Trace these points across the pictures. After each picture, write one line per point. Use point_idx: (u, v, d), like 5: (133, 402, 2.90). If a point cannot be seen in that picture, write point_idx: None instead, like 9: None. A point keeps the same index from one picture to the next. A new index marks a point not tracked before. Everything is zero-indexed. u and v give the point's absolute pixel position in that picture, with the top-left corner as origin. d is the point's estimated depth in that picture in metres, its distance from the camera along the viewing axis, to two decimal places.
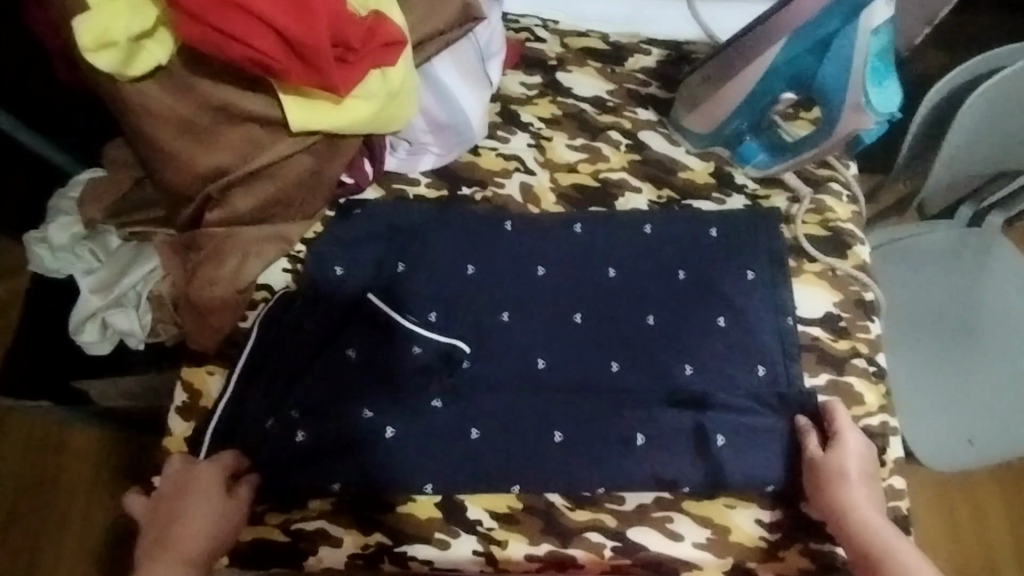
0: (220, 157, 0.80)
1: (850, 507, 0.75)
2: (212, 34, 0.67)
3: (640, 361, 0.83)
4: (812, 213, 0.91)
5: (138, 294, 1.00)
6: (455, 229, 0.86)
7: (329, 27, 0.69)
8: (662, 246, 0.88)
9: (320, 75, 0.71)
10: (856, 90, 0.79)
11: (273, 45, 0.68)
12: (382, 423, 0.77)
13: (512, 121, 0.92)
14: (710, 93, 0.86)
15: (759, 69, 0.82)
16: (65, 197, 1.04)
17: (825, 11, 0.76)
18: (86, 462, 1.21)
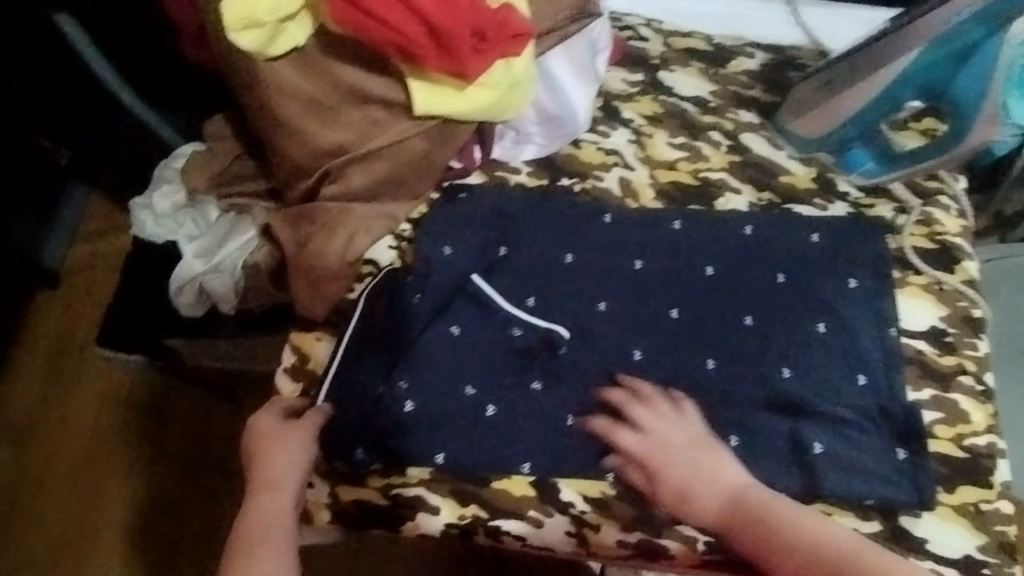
0: (341, 135, 0.84)
1: (689, 498, 0.75)
2: (363, 18, 0.73)
3: (736, 361, 0.83)
4: (919, 225, 0.89)
5: (234, 264, 1.03)
6: (557, 218, 0.87)
7: (469, 15, 0.73)
8: (763, 247, 0.87)
9: (453, 61, 0.75)
10: (993, 101, 0.79)
11: (415, 30, 0.73)
12: (484, 400, 0.79)
13: (614, 117, 0.92)
14: (829, 98, 0.87)
15: (888, 76, 0.82)
16: (168, 167, 1.08)
17: (969, 20, 0.76)
18: (156, 421, 1.23)
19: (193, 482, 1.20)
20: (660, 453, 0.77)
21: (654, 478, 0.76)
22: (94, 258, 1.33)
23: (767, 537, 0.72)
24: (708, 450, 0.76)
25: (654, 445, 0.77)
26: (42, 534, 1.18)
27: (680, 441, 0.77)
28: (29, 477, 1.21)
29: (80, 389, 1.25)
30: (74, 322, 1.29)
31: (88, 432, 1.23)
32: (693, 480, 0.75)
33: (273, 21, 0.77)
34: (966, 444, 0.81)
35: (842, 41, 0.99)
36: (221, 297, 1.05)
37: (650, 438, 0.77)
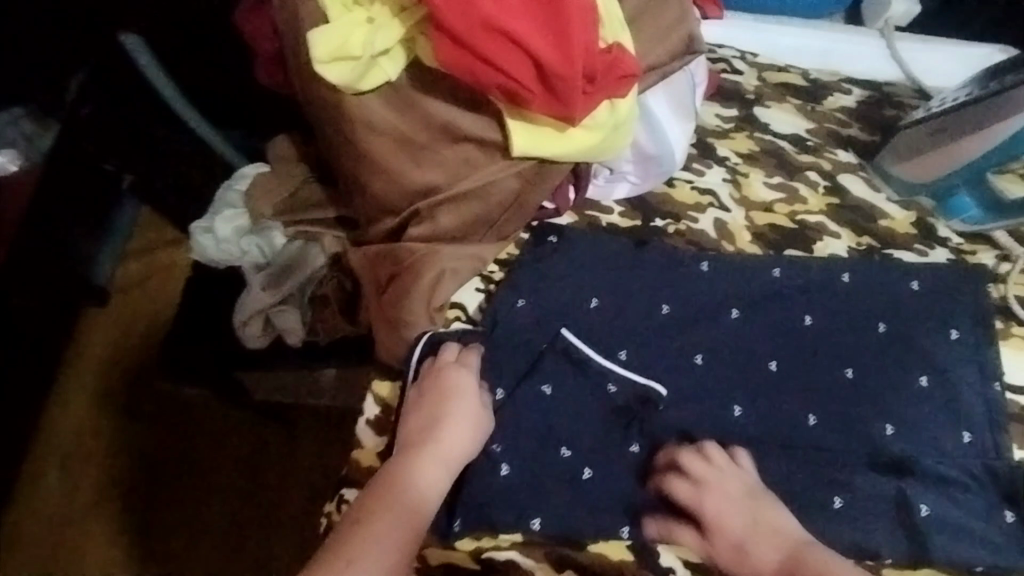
0: (431, 175, 0.81)
1: (744, 549, 0.74)
2: (471, 59, 0.70)
3: (839, 417, 0.80)
4: (1023, 274, 0.87)
5: (305, 295, 0.98)
6: (652, 263, 0.84)
7: (582, 58, 0.71)
8: (862, 297, 0.84)
9: (560, 104, 0.72)
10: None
11: (523, 72, 0.71)
12: (586, 450, 0.78)
13: (708, 154, 0.90)
14: (942, 144, 0.84)
15: (1010, 126, 0.79)
16: (230, 189, 1.00)
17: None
18: (203, 448, 1.18)
19: (239, 514, 1.15)
20: (715, 504, 0.75)
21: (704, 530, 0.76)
22: (146, 275, 1.29)
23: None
24: (758, 502, 0.76)
25: (708, 495, 0.75)
26: (87, 562, 1.12)
27: (733, 492, 0.76)
28: (75, 501, 1.15)
29: (123, 413, 1.20)
30: (124, 341, 1.24)
31: (137, 454, 1.18)
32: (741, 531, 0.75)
33: (368, 55, 0.74)
34: None
35: (939, 79, 0.95)
36: (289, 329, 1.00)
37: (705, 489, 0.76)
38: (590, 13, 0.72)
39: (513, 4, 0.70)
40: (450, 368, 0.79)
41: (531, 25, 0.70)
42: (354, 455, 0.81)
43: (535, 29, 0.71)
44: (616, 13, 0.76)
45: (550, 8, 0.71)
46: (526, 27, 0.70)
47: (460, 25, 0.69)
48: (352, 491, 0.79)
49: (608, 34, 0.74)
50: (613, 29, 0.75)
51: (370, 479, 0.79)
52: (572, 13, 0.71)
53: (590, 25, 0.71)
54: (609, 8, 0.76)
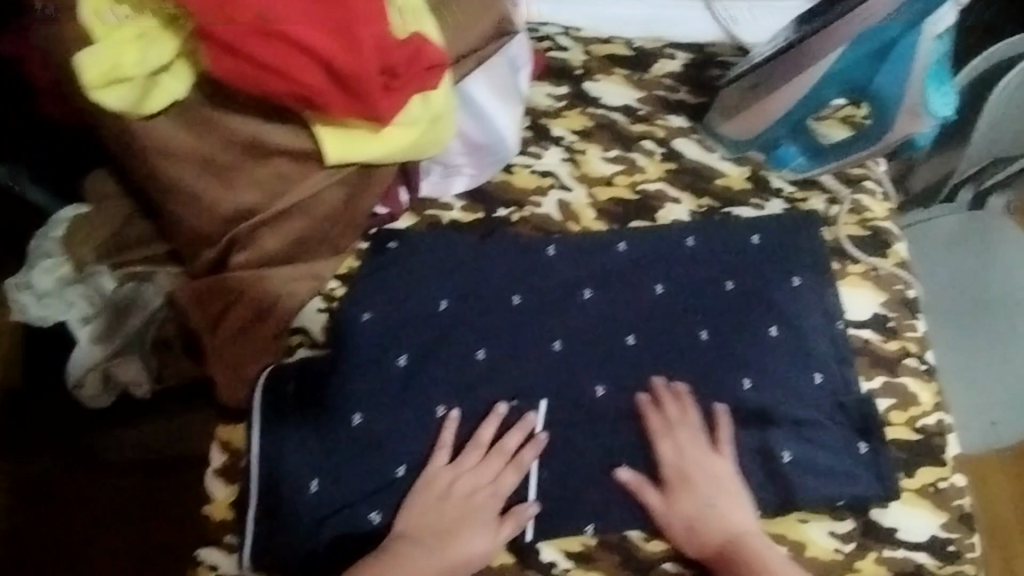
0: (246, 197, 0.75)
1: (688, 483, 0.77)
2: (251, 68, 0.64)
3: (698, 379, 0.82)
4: (851, 214, 0.90)
5: (143, 340, 0.95)
6: (500, 258, 0.83)
7: (374, 54, 0.66)
8: (707, 260, 0.86)
9: (362, 104, 0.67)
10: (914, 94, 0.78)
11: (313, 75, 0.65)
12: (446, 426, 0.76)
13: (544, 135, 0.89)
14: (757, 99, 0.86)
15: (814, 75, 0.81)
16: (46, 238, 0.94)
17: (888, 16, 0.75)
18: (63, 528, 1.05)
19: None
20: (682, 436, 0.78)
21: (661, 462, 0.78)
22: None
23: (722, 536, 0.76)
24: (730, 491, 0.78)
25: (688, 426, 0.79)
26: None
27: (699, 433, 0.79)
28: None
29: None
30: None
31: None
32: (698, 463, 0.78)
33: (143, 74, 0.67)
34: (918, 425, 0.83)
35: (758, 31, 0.97)
36: (133, 380, 0.97)
37: (682, 469, 0.78)
38: (374, 5, 0.66)
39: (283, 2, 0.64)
40: (488, 465, 0.76)
41: (314, 27, 0.64)
42: (206, 511, 0.76)
43: (320, 29, 0.65)
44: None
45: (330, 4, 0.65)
46: (308, 29, 0.64)
47: (229, 34, 0.63)
48: (208, 550, 0.75)
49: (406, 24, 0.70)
50: (414, 18, 0.71)
51: (226, 533, 0.75)
52: (357, 10, 0.65)
53: (378, 19, 0.66)
54: None
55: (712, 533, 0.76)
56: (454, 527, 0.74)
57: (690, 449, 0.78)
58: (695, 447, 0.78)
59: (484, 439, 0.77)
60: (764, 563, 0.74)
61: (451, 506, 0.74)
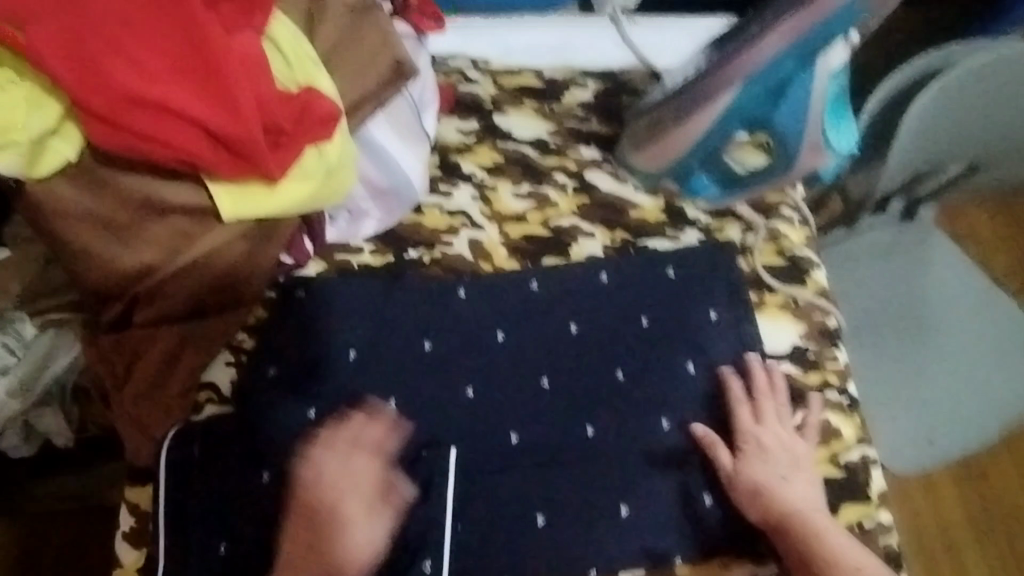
0: (145, 254, 0.72)
1: (762, 456, 0.79)
2: (133, 140, 0.63)
3: (613, 420, 0.81)
4: (768, 242, 0.90)
5: (65, 390, 0.94)
6: (411, 304, 0.81)
7: (257, 115, 0.65)
8: (621, 296, 0.85)
9: (254, 165, 0.67)
10: (813, 131, 0.81)
11: (199, 142, 0.64)
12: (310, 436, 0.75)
13: (453, 173, 0.88)
14: (666, 133, 0.85)
15: (717, 111, 0.81)
16: None
17: (782, 55, 0.77)
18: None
19: None
20: (765, 413, 0.81)
21: (744, 437, 0.80)
22: None
23: (798, 515, 0.76)
24: (802, 467, 0.79)
25: (774, 404, 0.82)
26: None
27: (779, 409, 0.82)
28: None
29: None
30: None
31: None
32: (780, 438, 0.80)
33: (31, 137, 0.64)
34: (841, 462, 0.82)
35: (669, 54, 0.96)
36: (54, 432, 0.96)
37: (760, 442, 0.80)
38: (254, 64, 0.66)
39: (155, 70, 0.63)
40: (345, 453, 0.73)
41: (193, 94, 0.64)
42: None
43: (199, 95, 0.64)
44: (306, 52, 0.71)
45: (206, 67, 0.64)
46: (188, 96, 0.64)
47: (107, 108, 0.62)
48: None
49: (295, 77, 0.69)
50: (303, 71, 0.70)
51: None
52: (232, 72, 0.65)
53: (260, 78, 0.66)
54: (298, 46, 0.71)
55: (763, 506, 0.77)
56: (332, 525, 0.70)
57: (776, 421, 0.81)
58: (782, 428, 0.81)
59: (346, 434, 0.75)
60: (823, 539, 0.75)
61: (327, 506, 0.71)
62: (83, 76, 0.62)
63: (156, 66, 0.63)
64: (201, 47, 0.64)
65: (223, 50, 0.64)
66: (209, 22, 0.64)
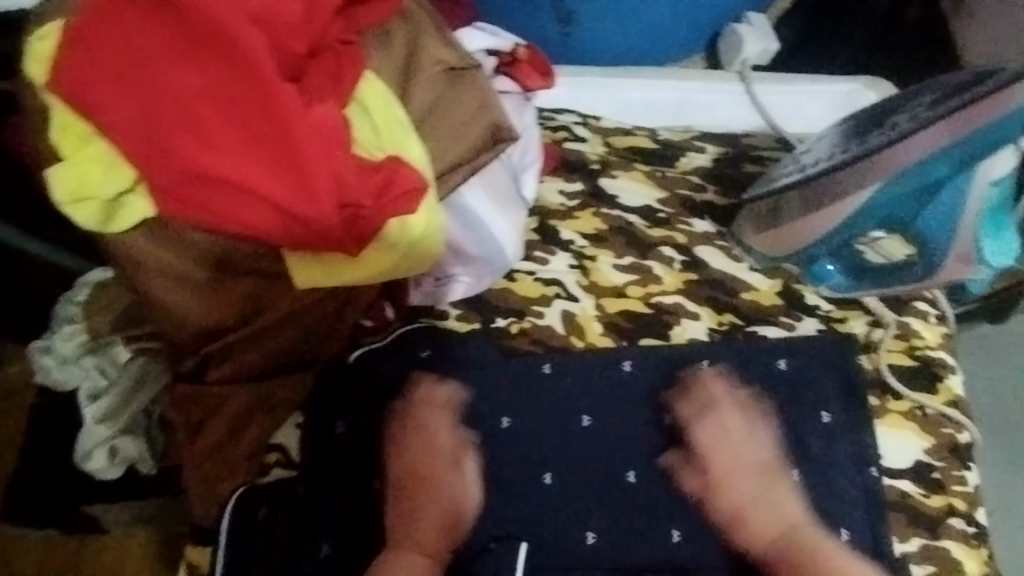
0: (216, 315, 0.70)
1: (724, 479, 0.73)
2: (202, 215, 0.60)
3: (706, 530, 0.72)
4: (897, 339, 0.82)
5: (151, 417, 0.85)
6: (494, 376, 0.75)
7: (330, 191, 0.61)
8: (725, 386, 0.77)
9: (322, 241, 0.62)
10: (965, 240, 0.71)
11: (268, 219, 0.61)
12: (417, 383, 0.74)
13: (551, 239, 0.82)
14: (786, 221, 0.78)
15: (847, 208, 0.74)
16: (69, 303, 0.85)
17: (936, 155, 0.68)
18: None
19: None
20: (731, 422, 0.75)
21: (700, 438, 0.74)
22: None
23: (804, 545, 0.71)
24: (775, 476, 0.73)
25: (725, 421, 0.75)
26: None
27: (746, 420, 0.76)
28: None
29: None
30: None
31: None
32: (742, 446, 0.74)
33: (108, 195, 0.61)
34: None
35: (798, 121, 0.90)
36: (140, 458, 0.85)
37: (716, 440, 0.74)
38: (332, 137, 0.62)
39: (224, 142, 0.59)
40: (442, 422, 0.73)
41: (263, 168, 0.60)
42: None
43: (268, 170, 0.60)
44: (396, 115, 0.67)
45: (279, 141, 0.60)
46: (256, 170, 0.60)
47: (174, 182, 0.60)
48: None
49: (377, 151, 0.65)
50: (391, 136, 0.66)
51: None
52: (308, 148, 0.60)
53: (337, 151, 0.62)
54: (388, 110, 0.67)
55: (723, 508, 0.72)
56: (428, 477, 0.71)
57: (746, 428, 0.75)
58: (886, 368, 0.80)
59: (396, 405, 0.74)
60: (825, 557, 0.70)
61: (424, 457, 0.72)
62: (141, 144, 0.59)
63: (224, 137, 0.59)
64: (275, 121, 0.60)
65: (296, 124, 0.60)
66: (283, 90, 0.60)
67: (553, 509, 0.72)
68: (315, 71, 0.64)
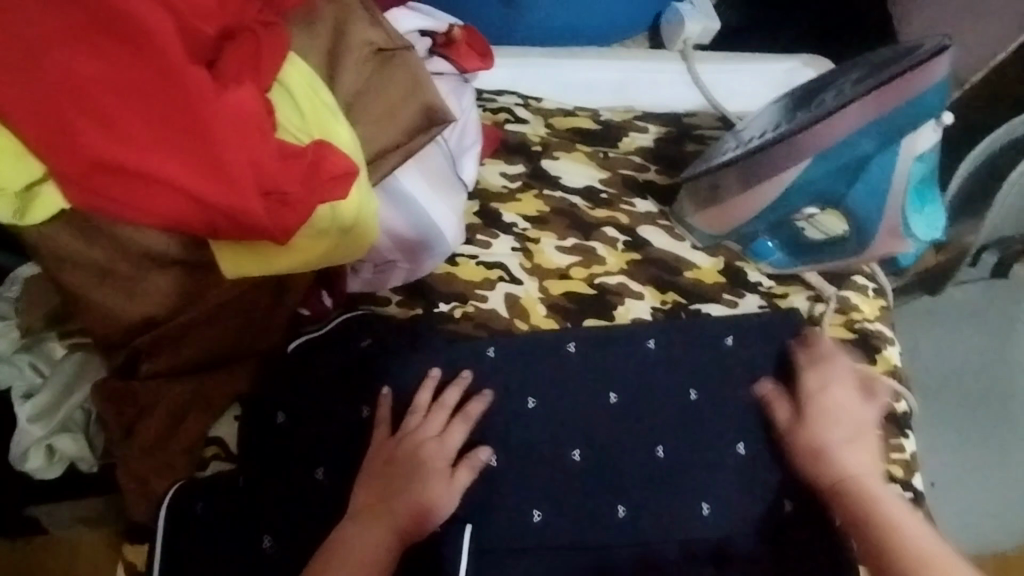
0: (143, 308, 0.67)
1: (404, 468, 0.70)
2: (119, 204, 0.59)
3: (652, 506, 0.73)
4: (836, 314, 0.84)
5: (90, 415, 0.81)
6: (438, 361, 0.75)
7: (252, 177, 0.60)
8: (669, 363, 0.78)
9: (248, 228, 0.61)
10: (893, 215, 0.73)
11: (191, 208, 0.59)
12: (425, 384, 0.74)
13: (493, 222, 0.81)
14: (723, 199, 0.79)
15: (779, 186, 0.75)
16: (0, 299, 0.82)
17: (860, 132, 0.70)
18: None
19: None
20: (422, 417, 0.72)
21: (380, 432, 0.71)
22: None
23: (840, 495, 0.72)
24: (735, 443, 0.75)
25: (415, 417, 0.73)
26: None
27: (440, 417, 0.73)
28: None
29: None
30: None
31: None
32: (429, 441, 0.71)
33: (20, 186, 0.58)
34: None
35: (742, 100, 0.90)
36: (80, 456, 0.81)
37: (411, 438, 0.71)
38: (251, 121, 0.60)
39: (137, 128, 0.57)
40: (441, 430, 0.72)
41: (181, 155, 0.58)
42: None
43: (187, 157, 0.58)
44: (323, 100, 0.65)
45: (198, 128, 0.58)
46: (173, 157, 0.58)
47: (87, 169, 0.57)
48: None
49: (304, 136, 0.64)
50: (317, 119, 0.64)
51: None
52: (229, 135, 0.59)
53: (257, 136, 0.60)
54: (313, 94, 0.65)
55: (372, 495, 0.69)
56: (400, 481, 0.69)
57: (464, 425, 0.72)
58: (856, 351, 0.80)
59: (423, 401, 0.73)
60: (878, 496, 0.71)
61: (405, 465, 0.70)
62: (43, 134, 0.56)
63: (139, 123, 0.57)
64: (191, 107, 0.58)
65: (215, 111, 0.59)
66: (196, 74, 0.58)
67: (499, 490, 0.72)
68: (232, 52, 0.62)
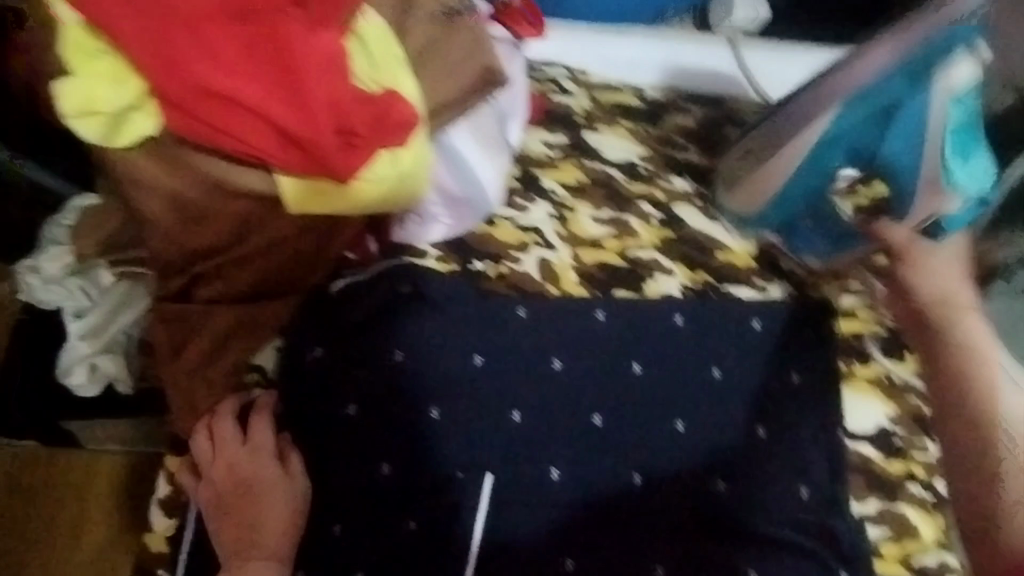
0: (208, 237, 0.72)
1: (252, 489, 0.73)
2: (202, 128, 0.63)
3: (667, 475, 0.74)
4: (868, 308, 0.84)
5: (132, 339, 0.88)
6: (470, 313, 0.77)
7: (328, 116, 0.64)
8: (696, 339, 0.78)
9: (317, 162, 0.65)
10: (932, 164, 0.70)
11: (268, 139, 0.64)
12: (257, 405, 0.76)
13: (532, 188, 0.84)
14: (750, 171, 0.80)
15: (809, 145, 0.73)
16: (54, 224, 0.87)
17: (889, 74, 0.67)
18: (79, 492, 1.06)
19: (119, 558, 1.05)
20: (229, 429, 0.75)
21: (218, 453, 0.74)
22: None
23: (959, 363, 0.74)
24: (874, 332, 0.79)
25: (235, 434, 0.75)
26: None
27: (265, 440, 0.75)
28: None
29: None
30: None
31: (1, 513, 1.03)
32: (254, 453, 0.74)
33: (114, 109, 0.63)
34: (911, 563, 0.75)
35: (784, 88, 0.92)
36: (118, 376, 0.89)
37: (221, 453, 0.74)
38: (332, 65, 0.65)
39: (227, 59, 0.62)
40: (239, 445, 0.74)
41: (263, 88, 0.63)
42: (145, 540, 0.75)
43: (270, 91, 0.63)
44: (394, 51, 0.70)
45: (281, 64, 0.63)
46: (256, 89, 0.62)
47: (176, 94, 0.62)
48: None
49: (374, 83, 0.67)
50: (389, 69, 0.69)
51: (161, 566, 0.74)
52: (311, 75, 0.63)
53: (335, 77, 0.65)
54: (386, 45, 0.70)
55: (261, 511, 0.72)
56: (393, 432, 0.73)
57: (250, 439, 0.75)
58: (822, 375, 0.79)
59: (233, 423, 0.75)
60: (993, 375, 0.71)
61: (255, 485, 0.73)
62: (143, 58, 0.62)
63: (230, 53, 0.62)
64: (279, 44, 0.63)
65: (299, 49, 0.63)
66: (286, 14, 0.64)
67: (519, 444, 0.74)
68: None
